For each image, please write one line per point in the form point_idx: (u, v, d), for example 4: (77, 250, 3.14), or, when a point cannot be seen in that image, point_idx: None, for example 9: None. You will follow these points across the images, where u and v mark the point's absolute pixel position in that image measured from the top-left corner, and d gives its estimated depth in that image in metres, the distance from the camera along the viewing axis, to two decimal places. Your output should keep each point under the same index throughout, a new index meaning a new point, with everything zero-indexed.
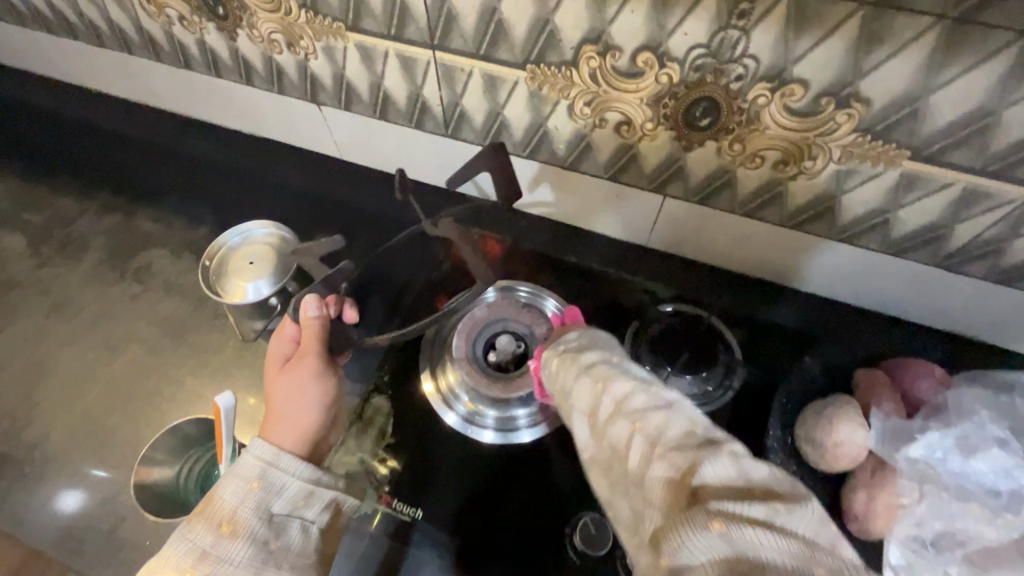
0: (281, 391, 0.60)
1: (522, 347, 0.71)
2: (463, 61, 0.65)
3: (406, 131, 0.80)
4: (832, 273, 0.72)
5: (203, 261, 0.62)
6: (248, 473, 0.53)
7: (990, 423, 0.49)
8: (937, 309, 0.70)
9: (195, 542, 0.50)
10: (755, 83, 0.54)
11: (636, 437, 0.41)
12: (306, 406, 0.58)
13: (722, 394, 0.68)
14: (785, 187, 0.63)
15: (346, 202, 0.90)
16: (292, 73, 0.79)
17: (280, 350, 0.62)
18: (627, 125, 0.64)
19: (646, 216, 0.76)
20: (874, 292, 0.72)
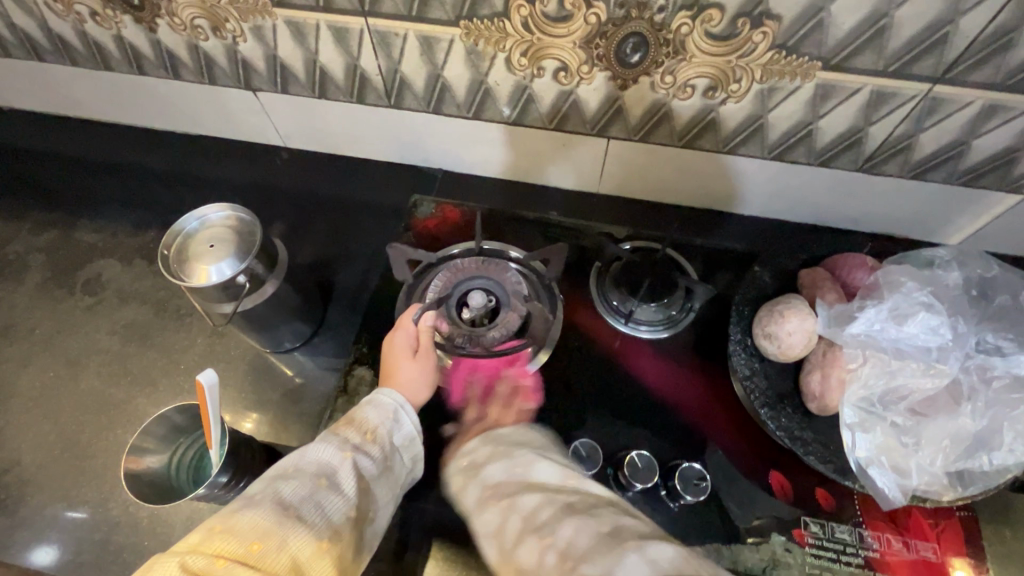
0: (406, 373, 0.64)
1: (494, 301, 0.71)
2: (397, 25, 0.66)
3: (352, 108, 0.80)
4: (771, 192, 0.77)
5: (163, 251, 0.61)
6: (389, 406, 0.59)
7: (916, 291, 0.55)
8: (865, 211, 0.77)
9: (347, 438, 0.55)
10: (677, 12, 0.57)
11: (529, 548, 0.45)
12: (427, 389, 0.64)
13: (688, 315, 0.73)
14: (716, 113, 0.67)
15: (300, 189, 0.89)
16: (221, 60, 0.77)
17: (405, 338, 0.66)
18: (564, 70, 0.66)
19: (595, 160, 0.79)
20: (804, 205, 0.78)
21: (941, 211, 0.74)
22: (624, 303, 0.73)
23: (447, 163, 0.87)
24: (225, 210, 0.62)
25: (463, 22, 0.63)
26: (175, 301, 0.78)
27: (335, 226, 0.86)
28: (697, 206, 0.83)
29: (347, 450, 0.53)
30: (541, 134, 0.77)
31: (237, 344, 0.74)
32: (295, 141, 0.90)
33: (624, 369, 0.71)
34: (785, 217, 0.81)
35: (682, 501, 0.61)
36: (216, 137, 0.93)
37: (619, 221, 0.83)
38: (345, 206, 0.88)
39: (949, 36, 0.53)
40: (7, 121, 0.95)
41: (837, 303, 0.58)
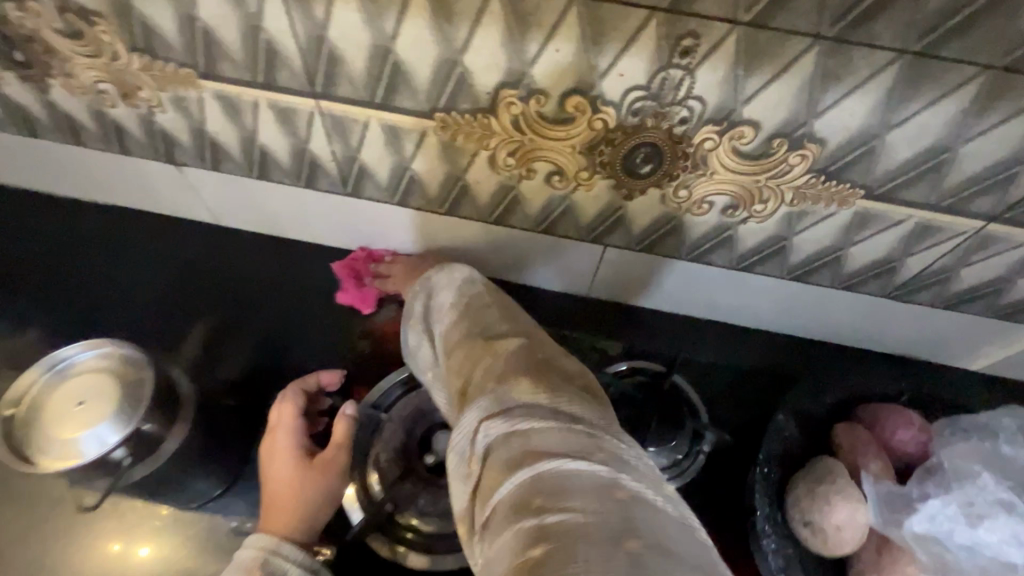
0: (292, 486, 0.52)
1: None
2: (356, 111, 0.53)
3: (299, 191, 0.66)
4: (784, 309, 0.68)
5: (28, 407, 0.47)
6: (247, 561, 0.46)
7: (990, 485, 0.47)
8: (891, 335, 0.69)
9: None
10: (701, 126, 0.47)
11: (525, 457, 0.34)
12: (320, 501, 0.52)
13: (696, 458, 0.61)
14: (733, 231, 0.57)
15: (227, 278, 0.73)
16: (135, 131, 0.62)
17: (287, 442, 0.54)
18: (558, 174, 0.55)
19: (588, 265, 0.68)
20: (825, 324, 0.69)
21: (964, 343, 0.67)
22: None
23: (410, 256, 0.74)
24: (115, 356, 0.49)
25: (440, 115, 0.51)
26: None
27: (270, 328, 0.71)
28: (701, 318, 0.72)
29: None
30: (524, 236, 0.65)
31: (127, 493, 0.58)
32: (226, 220, 0.75)
33: None
34: (800, 334, 0.71)
35: None
36: (125, 210, 0.76)
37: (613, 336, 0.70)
38: (284, 301, 0.72)
39: (1015, 177, 0.46)
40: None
41: (885, 476, 0.49)
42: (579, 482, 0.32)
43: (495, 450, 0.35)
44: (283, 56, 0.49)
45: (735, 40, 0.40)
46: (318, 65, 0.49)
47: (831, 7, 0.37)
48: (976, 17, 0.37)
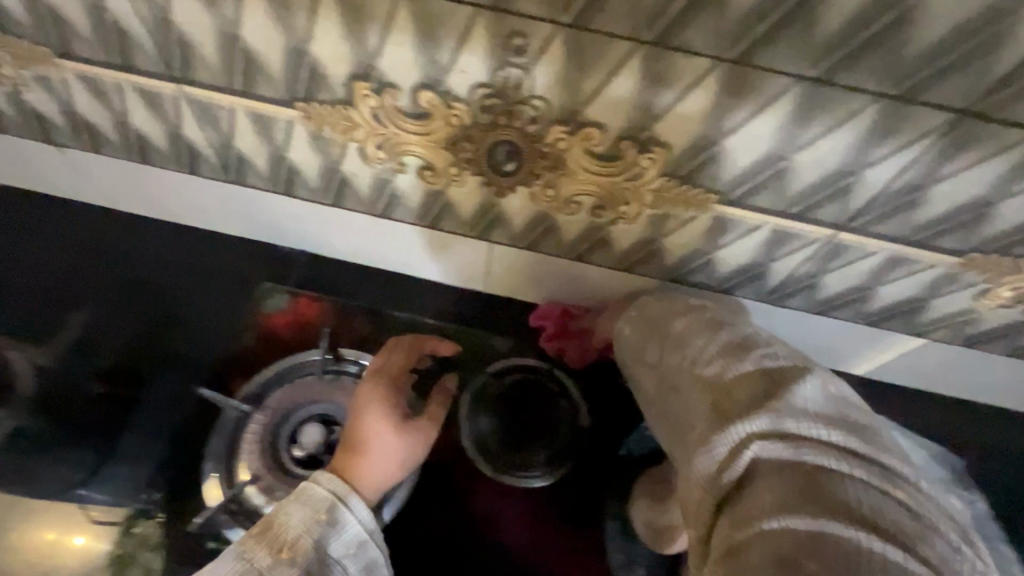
0: (382, 438, 0.57)
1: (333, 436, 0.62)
2: (219, 97, 0.53)
3: (180, 178, 0.65)
4: None
5: None
6: (320, 504, 0.51)
7: None
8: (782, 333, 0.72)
9: (253, 561, 0.47)
10: (550, 125, 0.50)
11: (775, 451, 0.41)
12: (396, 468, 0.57)
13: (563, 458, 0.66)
14: (606, 232, 0.61)
15: (115, 265, 0.72)
16: (7, 109, 0.61)
17: (393, 395, 0.60)
18: (429, 168, 0.56)
19: (480, 262, 0.69)
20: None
21: (839, 351, 0.74)
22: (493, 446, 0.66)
23: (304, 246, 0.73)
24: None
25: (303, 106, 0.52)
26: None
27: (158, 315, 0.70)
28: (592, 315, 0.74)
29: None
30: (409, 229, 0.66)
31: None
32: (114, 205, 0.73)
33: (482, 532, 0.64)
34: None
35: None
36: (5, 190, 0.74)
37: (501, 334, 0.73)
38: (175, 290, 0.72)
39: (851, 186, 0.51)
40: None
41: None
42: (853, 503, 0.36)
43: (778, 476, 0.39)
44: (138, 39, 0.49)
45: (560, 43, 0.44)
46: (174, 51, 0.49)
47: (642, 9, 0.41)
48: (778, 32, 0.41)
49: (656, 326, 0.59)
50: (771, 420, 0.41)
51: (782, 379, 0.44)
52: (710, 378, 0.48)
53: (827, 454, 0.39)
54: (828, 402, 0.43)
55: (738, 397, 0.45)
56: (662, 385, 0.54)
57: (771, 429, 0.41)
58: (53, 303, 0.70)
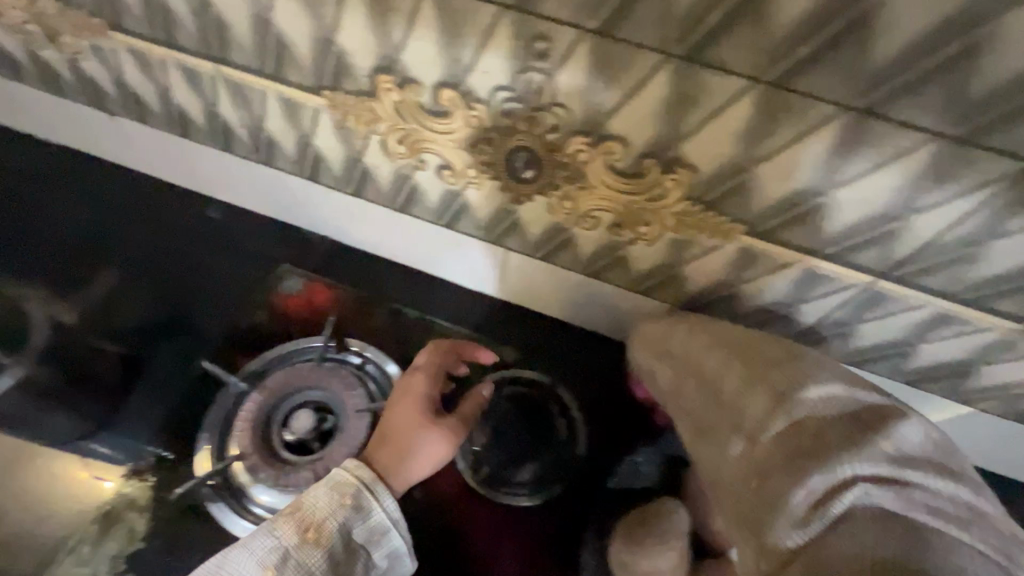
0: (407, 425, 0.50)
1: (328, 424, 0.58)
2: (417, 132, 0.51)
3: (343, 197, 0.64)
4: None
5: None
6: (343, 488, 0.45)
7: None
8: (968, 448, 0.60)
9: (280, 539, 0.42)
10: (781, 205, 0.43)
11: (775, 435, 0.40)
12: (436, 464, 0.50)
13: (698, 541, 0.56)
14: (794, 309, 0.53)
15: (250, 265, 0.71)
16: (196, 116, 0.62)
17: (431, 386, 0.53)
18: (617, 224, 0.51)
19: (633, 317, 0.62)
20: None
21: None
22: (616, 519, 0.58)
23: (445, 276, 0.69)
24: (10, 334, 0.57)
25: (503, 147, 0.48)
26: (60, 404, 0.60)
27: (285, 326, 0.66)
28: None
29: (348, 496, 0.44)
30: (567, 277, 0.61)
31: (108, 452, 0.59)
32: (271, 216, 0.73)
33: None
34: None
35: None
36: (166, 186, 0.74)
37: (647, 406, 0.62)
38: (305, 301, 0.67)
39: None
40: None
41: None
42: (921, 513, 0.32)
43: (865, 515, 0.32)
44: (351, 66, 0.47)
45: (836, 127, 0.36)
46: (383, 81, 0.47)
47: (962, 103, 0.33)
48: None
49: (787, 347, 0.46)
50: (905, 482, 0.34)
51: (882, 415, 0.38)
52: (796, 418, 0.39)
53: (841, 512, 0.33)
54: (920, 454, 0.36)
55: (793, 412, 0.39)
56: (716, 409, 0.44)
57: (889, 476, 0.34)
58: (183, 296, 0.68)
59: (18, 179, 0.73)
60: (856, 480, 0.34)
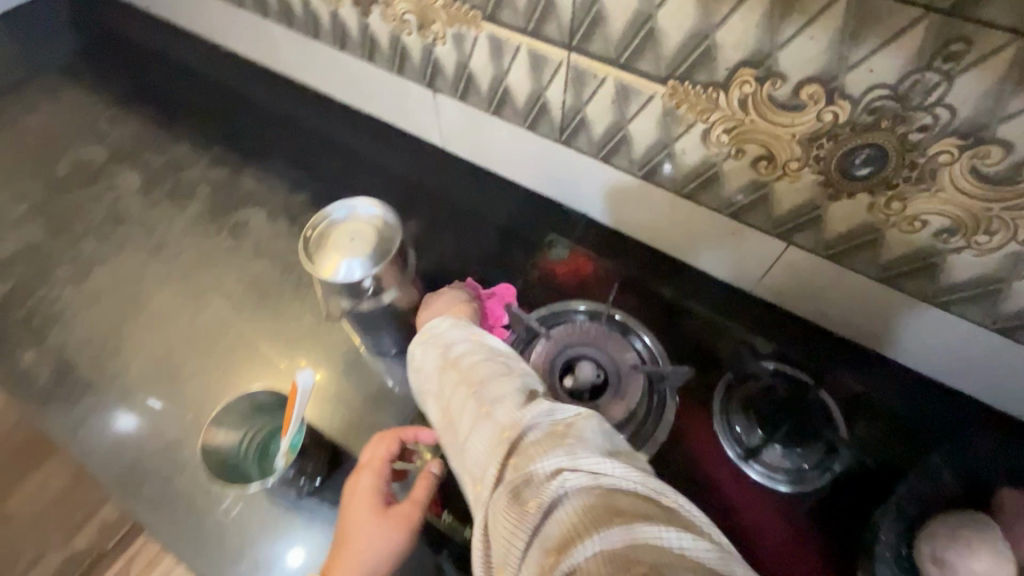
0: (364, 539, 0.52)
1: (597, 376, 0.64)
2: (598, 67, 0.61)
3: (518, 133, 0.78)
4: (949, 352, 0.63)
5: (306, 230, 0.59)
6: None
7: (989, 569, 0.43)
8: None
9: None
10: (941, 138, 0.46)
11: (465, 413, 0.45)
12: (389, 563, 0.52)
13: (812, 464, 0.60)
14: (941, 259, 0.55)
15: (459, 202, 0.86)
16: (415, 56, 0.78)
17: (371, 482, 0.55)
18: (767, 160, 0.57)
19: (763, 259, 0.68)
20: (929, 358, 0.65)
21: None
22: (748, 435, 0.62)
23: (695, 263, 0.76)
24: (371, 206, 0.59)
25: (845, 143, 0.51)
26: (294, 265, 0.79)
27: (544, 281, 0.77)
28: (849, 338, 0.70)
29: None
30: (706, 213, 0.68)
31: (399, 376, 0.68)
32: (472, 161, 0.89)
33: (700, 481, 0.62)
34: (949, 376, 0.65)
35: None
36: (392, 129, 0.94)
37: (890, 414, 0.64)
38: (572, 267, 0.78)
39: None
40: (233, 69, 1.04)
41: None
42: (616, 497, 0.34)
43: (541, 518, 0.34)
44: (716, 58, 0.52)
45: (1012, 51, 0.39)
46: (745, 73, 0.51)
47: None
48: None
49: (449, 350, 0.51)
50: (513, 488, 0.37)
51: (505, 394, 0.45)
52: (477, 468, 0.41)
53: (516, 541, 0.34)
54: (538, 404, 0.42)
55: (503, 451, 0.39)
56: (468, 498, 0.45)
57: (552, 464, 0.36)
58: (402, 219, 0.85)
59: (281, 114, 0.98)
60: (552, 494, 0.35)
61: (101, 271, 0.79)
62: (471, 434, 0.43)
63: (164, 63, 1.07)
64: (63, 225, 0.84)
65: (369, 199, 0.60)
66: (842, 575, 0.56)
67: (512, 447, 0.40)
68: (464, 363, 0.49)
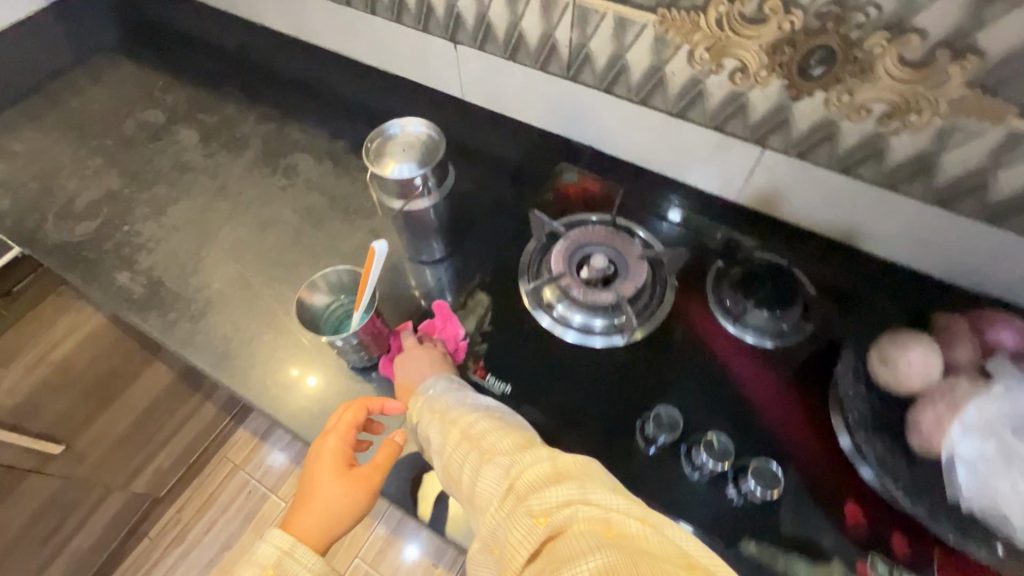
0: (328, 493, 0.62)
1: (607, 269, 0.75)
2: (600, 4, 0.74)
3: (529, 74, 0.90)
4: (900, 230, 0.75)
5: (367, 141, 0.71)
6: (265, 560, 0.57)
7: (921, 361, 0.56)
8: (978, 263, 0.71)
9: None
10: (874, 32, 0.59)
11: (467, 465, 0.53)
12: (346, 514, 0.62)
13: (786, 326, 0.72)
14: (886, 142, 0.67)
15: (480, 144, 0.99)
16: (439, 12, 0.90)
17: (336, 446, 0.64)
18: (741, 71, 0.70)
19: (743, 166, 0.81)
20: (885, 241, 0.77)
21: None
22: (736, 305, 0.74)
23: (687, 179, 0.88)
24: (420, 125, 0.71)
25: (802, 48, 0.64)
26: (342, 197, 0.91)
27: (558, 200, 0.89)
28: (820, 233, 0.81)
29: (269, 567, 0.57)
30: (693, 129, 0.81)
31: (442, 275, 0.84)
32: (488, 109, 1.01)
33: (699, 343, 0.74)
34: (903, 256, 0.76)
35: (749, 495, 0.61)
36: (416, 86, 1.07)
37: (855, 287, 0.77)
38: (580, 188, 0.89)
39: None
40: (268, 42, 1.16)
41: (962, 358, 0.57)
42: (614, 522, 0.43)
43: (552, 537, 0.42)
44: None
45: None
46: None
47: None
48: None
49: (446, 410, 0.60)
50: (528, 513, 0.45)
51: (503, 445, 0.53)
52: (484, 502, 0.50)
53: (524, 548, 0.43)
54: (536, 452, 0.51)
55: (516, 485, 0.48)
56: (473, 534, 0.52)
57: (564, 497, 0.45)
58: None
59: (316, 78, 1.11)
60: (562, 523, 0.43)
61: (174, 209, 0.91)
62: (478, 476, 0.52)
63: (206, 40, 1.19)
64: (136, 174, 0.96)
65: (419, 119, 0.72)
66: (816, 404, 0.68)
67: (518, 482, 0.48)
68: (462, 421, 0.58)
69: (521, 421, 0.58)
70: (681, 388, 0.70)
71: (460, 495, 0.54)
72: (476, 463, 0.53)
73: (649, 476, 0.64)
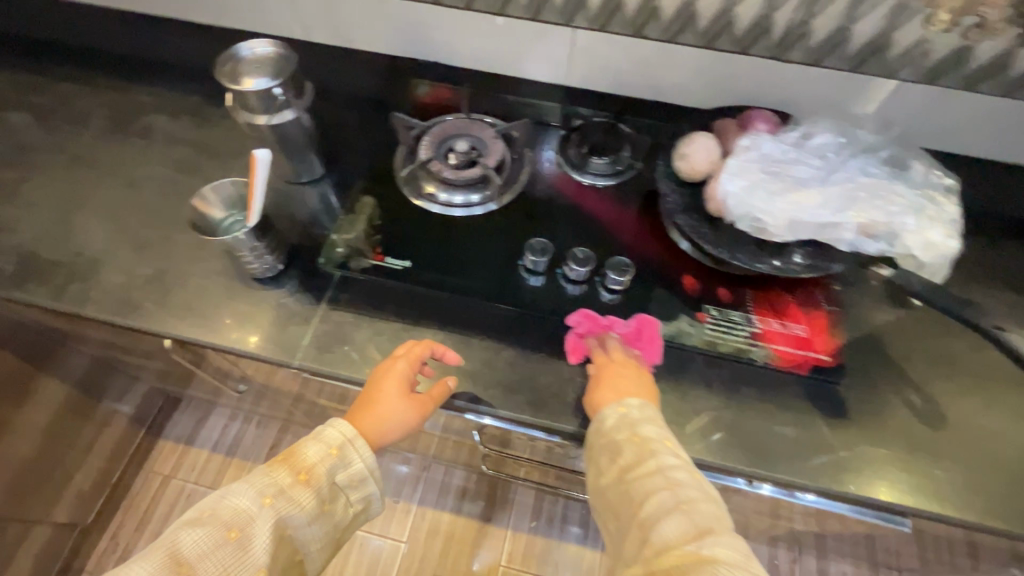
0: (393, 408, 0.68)
1: (469, 151, 0.88)
2: None
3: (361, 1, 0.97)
4: (688, 77, 0.93)
5: (218, 63, 0.76)
6: (333, 441, 0.64)
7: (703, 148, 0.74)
8: (746, 86, 0.92)
9: (277, 479, 0.61)
10: None
11: (665, 505, 0.57)
12: (400, 429, 0.68)
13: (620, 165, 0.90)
14: None
15: (334, 76, 1.05)
16: None
17: (403, 369, 0.70)
18: None
19: (563, 49, 0.94)
20: (682, 89, 0.95)
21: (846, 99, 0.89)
22: (580, 159, 0.90)
23: (522, 74, 1.00)
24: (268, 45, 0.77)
25: None
26: (211, 143, 0.94)
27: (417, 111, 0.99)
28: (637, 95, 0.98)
29: (335, 447, 0.64)
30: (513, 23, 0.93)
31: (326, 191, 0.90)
32: (335, 44, 1.05)
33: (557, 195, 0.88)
34: (697, 99, 0.96)
35: (610, 286, 0.77)
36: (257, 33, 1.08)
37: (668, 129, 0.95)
38: (433, 97, 1.00)
39: None
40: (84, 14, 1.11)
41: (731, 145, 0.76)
42: None
43: None
44: None
45: None
46: None
47: None
48: None
49: (646, 439, 0.63)
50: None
51: (718, 525, 0.55)
52: (660, 543, 0.55)
53: None
54: (739, 551, 0.53)
55: (715, 555, 0.52)
56: (624, 543, 0.59)
57: None
58: None
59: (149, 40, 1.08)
60: None
61: (29, 187, 0.89)
62: (662, 520, 0.56)
63: None
64: None
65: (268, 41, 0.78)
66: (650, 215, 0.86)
67: (704, 552, 0.52)
68: (670, 473, 0.60)
69: (715, 489, 0.61)
70: (548, 229, 0.84)
71: (628, 516, 0.59)
72: (670, 507, 0.57)
73: (537, 298, 0.78)
